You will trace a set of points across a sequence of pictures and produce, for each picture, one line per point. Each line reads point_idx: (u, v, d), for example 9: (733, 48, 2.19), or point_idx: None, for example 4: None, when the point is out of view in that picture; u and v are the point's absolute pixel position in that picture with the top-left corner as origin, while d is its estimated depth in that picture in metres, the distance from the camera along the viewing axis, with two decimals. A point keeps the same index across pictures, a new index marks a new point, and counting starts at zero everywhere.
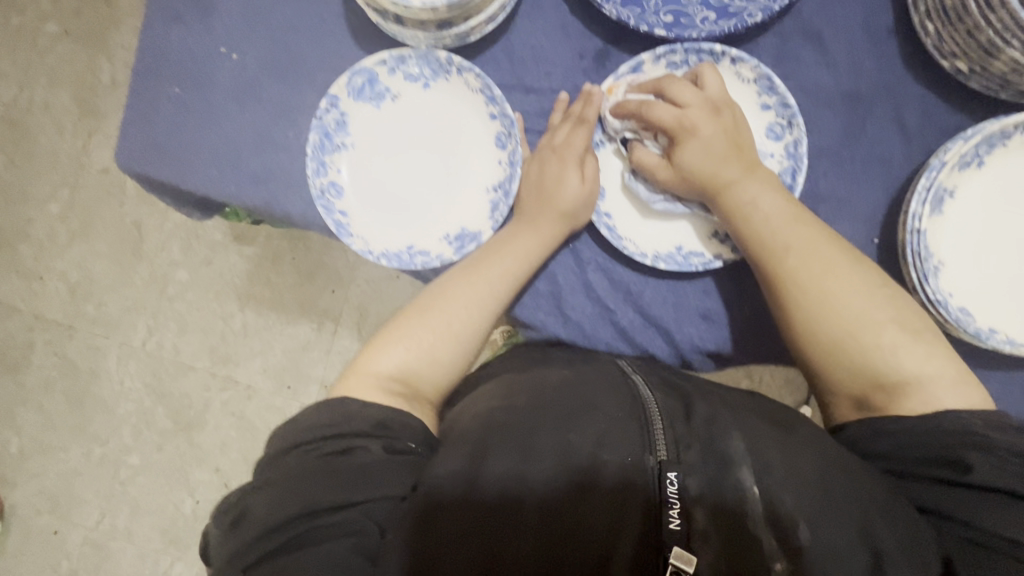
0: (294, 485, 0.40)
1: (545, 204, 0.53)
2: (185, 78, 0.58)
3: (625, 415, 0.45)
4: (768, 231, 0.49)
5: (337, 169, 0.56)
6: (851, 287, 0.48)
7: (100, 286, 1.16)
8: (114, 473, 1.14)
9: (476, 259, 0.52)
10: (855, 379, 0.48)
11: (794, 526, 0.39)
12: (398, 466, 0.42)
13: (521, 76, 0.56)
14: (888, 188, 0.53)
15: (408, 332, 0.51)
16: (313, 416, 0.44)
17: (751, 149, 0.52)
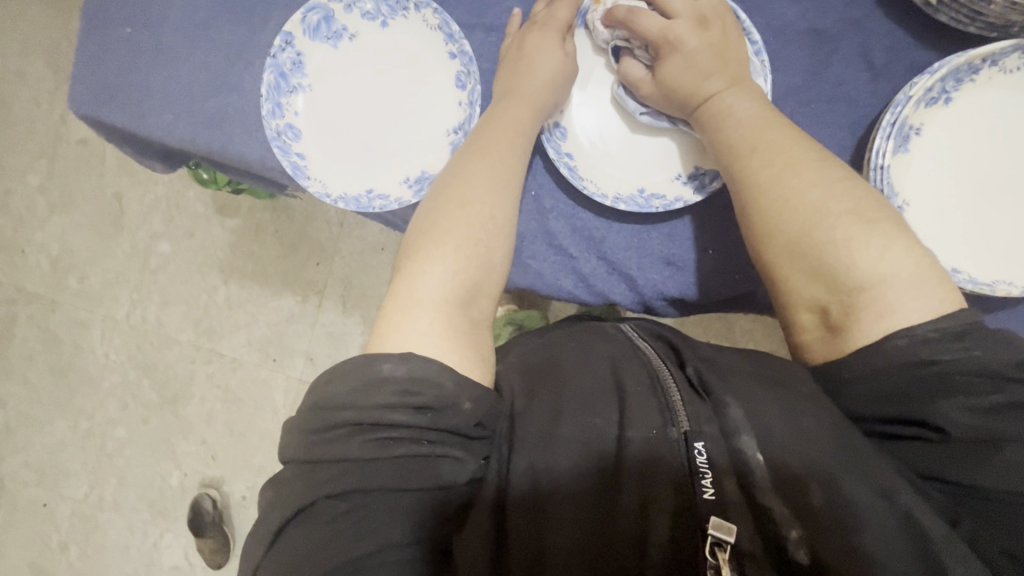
0: (373, 504, 0.38)
1: (524, 69, 0.51)
2: (135, 17, 0.56)
3: (642, 391, 0.45)
4: (792, 163, 0.46)
5: (294, 111, 0.55)
6: (831, 196, 0.45)
7: (80, 261, 1.43)
8: (102, 446, 1.44)
9: (471, 153, 0.49)
10: (814, 288, 0.45)
11: (805, 491, 0.39)
12: (456, 467, 0.41)
13: (480, 14, 0.54)
14: (855, 129, 0.52)
15: (434, 251, 0.45)
16: (397, 374, 0.40)
17: (739, 62, 0.50)
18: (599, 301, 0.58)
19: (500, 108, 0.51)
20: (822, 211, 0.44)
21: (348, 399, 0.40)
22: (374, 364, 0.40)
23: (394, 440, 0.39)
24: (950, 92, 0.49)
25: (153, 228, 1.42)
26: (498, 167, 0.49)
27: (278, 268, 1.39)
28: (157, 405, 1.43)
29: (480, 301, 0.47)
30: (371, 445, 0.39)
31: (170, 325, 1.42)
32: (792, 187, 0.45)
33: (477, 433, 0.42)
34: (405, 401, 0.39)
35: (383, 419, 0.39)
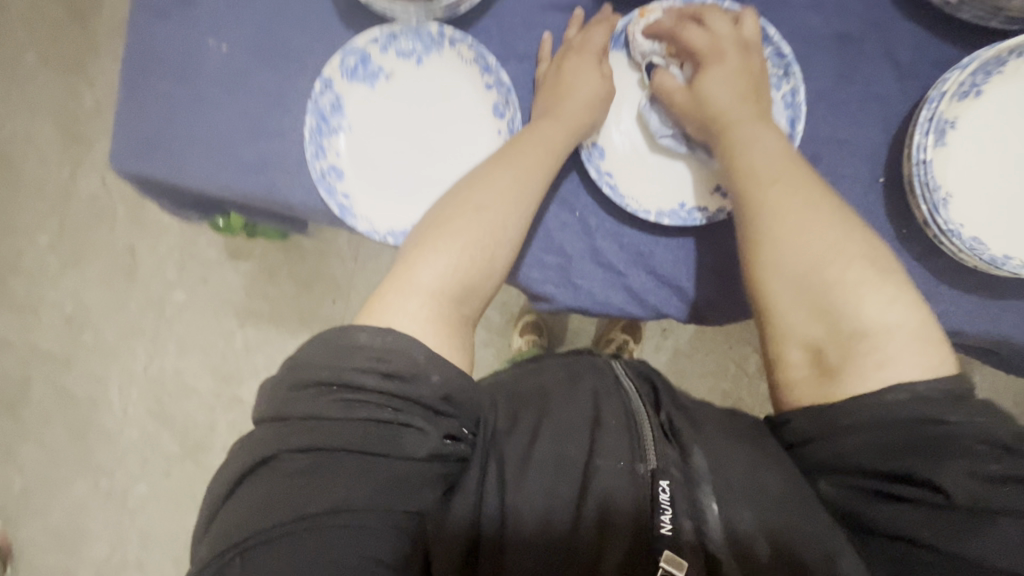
0: (332, 462, 0.39)
1: (563, 91, 0.52)
2: (174, 72, 0.57)
3: (619, 423, 0.49)
4: (779, 197, 0.48)
5: (336, 152, 0.56)
6: (824, 233, 0.47)
7: (93, 316, 1.42)
8: (123, 503, 1.41)
9: (472, 172, 0.52)
10: (818, 321, 0.47)
11: (751, 540, 0.43)
12: (419, 441, 0.41)
13: (513, 44, 0.55)
14: (888, 126, 0.54)
15: (429, 241, 0.49)
16: (373, 343, 0.43)
17: (767, 99, 0.52)
18: (651, 315, 0.58)
19: (536, 124, 0.52)
20: (821, 249, 0.47)
21: (325, 361, 0.42)
22: (355, 331, 0.43)
23: (361, 403, 0.41)
24: (980, 84, 0.50)
25: (167, 277, 1.41)
26: (473, 180, 0.51)
27: (294, 308, 1.39)
28: (179, 457, 1.41)
29: (469, 302, 0.49)
30: (341, 406, 0.41)
31: (188, 374, 1.41)
32: (779, 225, 0.48)
33: (445, 410, 0.43)
34: (374, 365, 0.42)
35: (352, 382, 0.41)
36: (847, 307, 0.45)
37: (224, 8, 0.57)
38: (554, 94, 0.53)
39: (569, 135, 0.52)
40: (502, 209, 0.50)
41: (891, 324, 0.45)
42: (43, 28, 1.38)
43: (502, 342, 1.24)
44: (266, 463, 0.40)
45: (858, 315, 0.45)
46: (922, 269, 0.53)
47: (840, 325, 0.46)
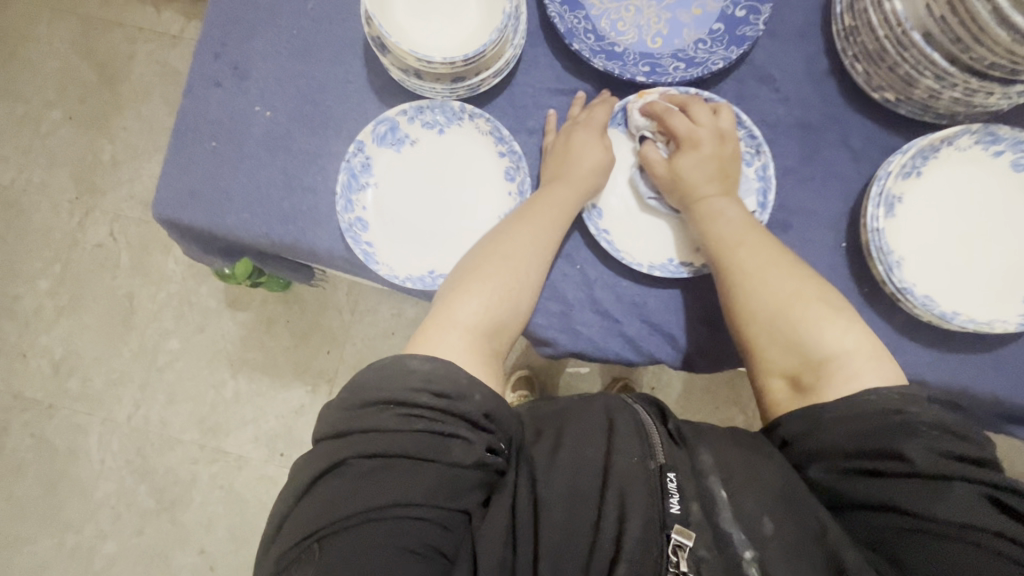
0: (393, 464, 0.45)
1: (569, 161, 0.60)
2: (221, 133, 0.65)
3: (632, 424, 0.52)
4: (747, 237, 0.57)
5: (363, 205, 0.62)
6: (796, 284, 0.55)
7: (84, 362, 1.41)
8: (90, 561, 1.35)
9: (505, 221, 0.59)
10: (789, 357, 0.54)
11: (760, 520, 0.46)
12: (464, 444, 0.47)
13: (524, 120, 0.64)
14: (847, 199, 0.62)
15: (467, 282, 0.56)
16: (423, 367, 0.49)
17: (735, 179, 0.61)
18: (645, 359, 0.63)
19: (549, 188, 0.59)
20: (792, 297, 0.54)
21: (384, 383, 0.48)
22: (403, 361, 0.49)
23: (416, 416, 0.47)
24: (921, 167, 0.59)
25: (164, 325, 1.42)
26: (502, 227, 0.59)
27: (289, 358, 1.40)
28: (155, 512, 1.36)
29: (501, 337, 0.56)
30: (399, 419, 0.46)
31: (174, 424, 1.39)
32: (753, 264, 0.56)
33: (486, 425, 0.48)
34: (426, 386, 0.48)
35: (410, 400, 0.47)
36: (821, 344, 0.52)
37: (272, 81, 0.65)
38: (563, 163, 0.60)
39: (578, 194, 0.59)
40: (526, 248, 0.57)
41: (869, 375, 0.51)
42: (72, 88, 1.46)
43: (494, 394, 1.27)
44: (335, 465, 0.45)
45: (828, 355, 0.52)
46: (882, 324, 0.60)
47: (809, 360, 0.53)
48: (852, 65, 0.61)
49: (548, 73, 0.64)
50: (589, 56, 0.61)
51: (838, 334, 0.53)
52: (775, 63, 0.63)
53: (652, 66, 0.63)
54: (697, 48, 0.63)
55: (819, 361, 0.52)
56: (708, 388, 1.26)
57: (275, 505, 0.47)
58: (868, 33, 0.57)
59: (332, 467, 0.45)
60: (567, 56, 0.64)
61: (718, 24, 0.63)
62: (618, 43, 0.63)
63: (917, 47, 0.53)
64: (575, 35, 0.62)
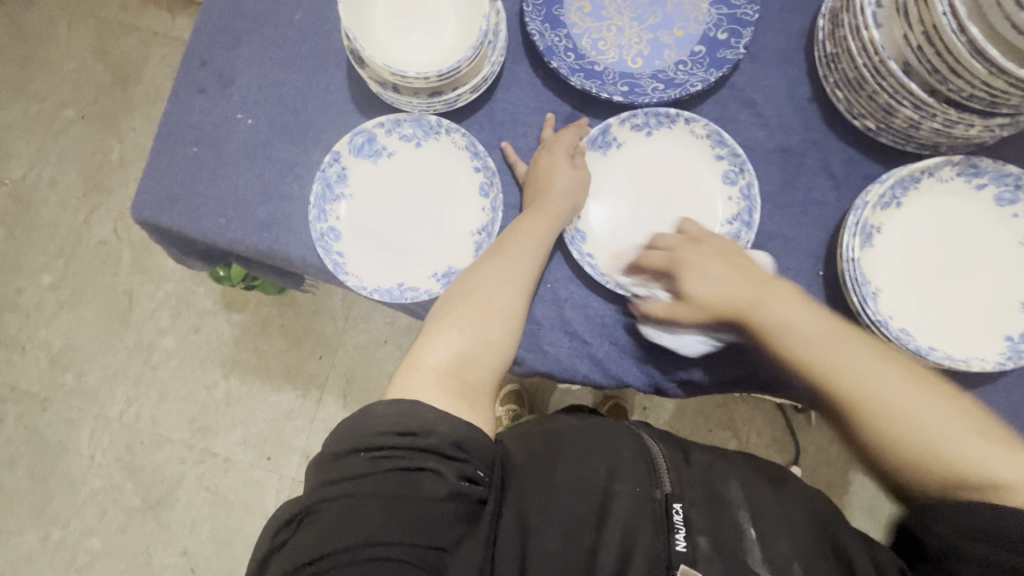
0: (361, 507, 0.43)
1: (541, 188, 0.59)
2: (202, 139, 0.65)
3: (635, 455, 0.53)
4: (866, 373, 0.49)
5: (336, 216, 0.62)
6: (882, 373, 0.49)
7: (79, 358, 1.43)
8: (74, 556, 1.36)
9: (490, 250, 0.58)
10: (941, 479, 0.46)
11: (789, 563, 0.47)
12: (436, 479, 0.45)
13: (501, 136, 0.64)
14: (826, 227, 0.61)
15: (451, 324, 0.54)
16: (384, 413, 0.48)
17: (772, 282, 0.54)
18: (612, 382, 0.62)
19: (522, 218, 0.59)
20: (876, 380, 0.49)
21: (351, 430, 0.47)
22: (366, 408, 0.48)
23: (385, 457, 0.45)
24: (900, 197, 0.58)
25: (160, 324, 1.43)
26: (487, 262, 0.57)
27: (281, 363, 1.40)
28: (140, 511, 1.37)
29: (480, 375, 0.54)
30: (367, 461, 0.45)
31: (164, 424, 1.40)
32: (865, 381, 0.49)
33: (458, 455, 0.47)
34: (392, 426, 0.47)
35: (374, 442, 0.46)
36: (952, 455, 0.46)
37: (255, 90, 0.66)
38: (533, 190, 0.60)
39: (552, 222, 0.58)
40: (509, 281, 0.56)
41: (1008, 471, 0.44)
42: (86, 88, 1.49)
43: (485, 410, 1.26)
44: (307, 510, 0.44)
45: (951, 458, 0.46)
46: None
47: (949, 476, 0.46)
48: (833, 91, 0.60)
49: (527, 90, 0.64)
50: (567, 75, 0.61)
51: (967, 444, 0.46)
52: (755, 87, 0.63)
53: (631, 87, 0.62)
54: (676, 70, 0.63)
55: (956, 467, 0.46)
56: (700, 411, 1.24)
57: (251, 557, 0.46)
58: (847, 60, 0.56)
59: (303, 512, 0.44)
60: (546, 74, 0.64)
61: (700, 46, 0.63)
62: (597, 62, 0.63)
63: (894, 77, 0.52)
64: (554, 53, 0.62)
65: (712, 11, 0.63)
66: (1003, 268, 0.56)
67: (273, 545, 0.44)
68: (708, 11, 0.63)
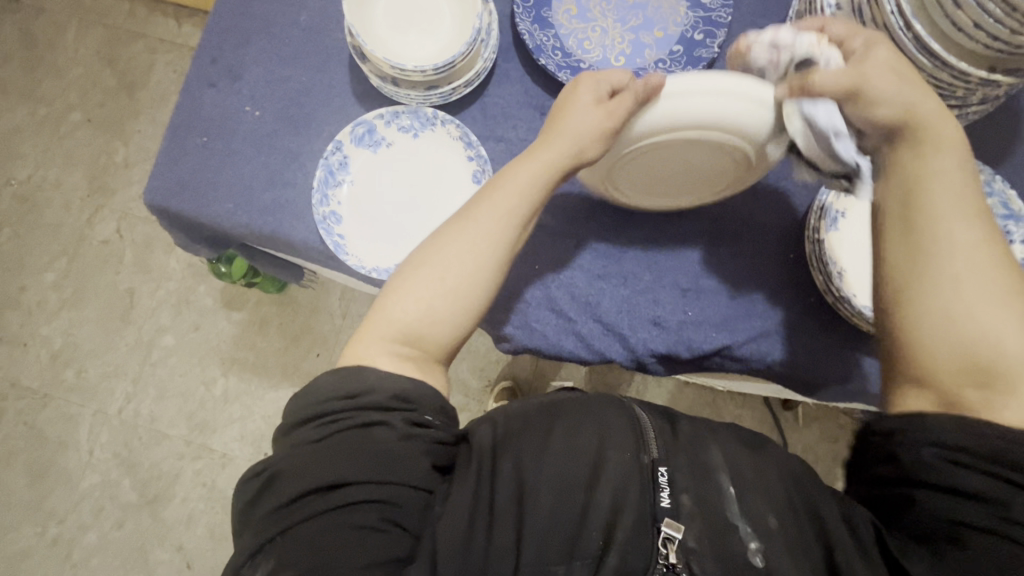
0: (318, 462, 0.47)
1: (550, 137, 0.57)
2: (212, 130, 0.70)
3: (624, 421, 0.54)
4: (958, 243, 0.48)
5: (338, 200, 0.66)
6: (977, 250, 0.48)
7: (79, 355, 1.45)
8: (70, 552, 1.37)
9: (466, 207, 0.59)
10: (953, 367, 0.47)
11: (765, 517, 0.49)
12: (386, 430, 0.49)
13: (493, 128, 0.68)
14: (796, 214, 0.65)
15: (412, 287, 0.56)
16: (327, 385, 0.51)
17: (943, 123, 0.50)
18: (596, 358, 0.65)
19: (508, 172, 0.58)
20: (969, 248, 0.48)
21: (303, 404, 0.51)
22: (313, 382, 0.52)
23: (336, 420, 0.50)
24: None
25: (161, 321, 1.46)
26: (453, 226, 0.58)
27: (279, 360, 1.43)
28: (137, 506, 1.38)
29: (430, 347, 0.56)
30: (318, 426, 0.50)
31: (162, 420, 1.42)
32: (965, 240, 0.48)
33: (402, 405, 0.50)
34: (341, 392, 0.51)
35: (322, 410, 0.50)
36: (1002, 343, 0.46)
37: (262, 85, 0.70)
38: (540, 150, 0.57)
39: (538, 174, 0.57)
40: (467, 245, 0.56)
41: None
42: (93, 93, 1.54)
43: (479, 406, 1.29)
44: (271, 474, 0.48)
45: (998, 344, 0.46)
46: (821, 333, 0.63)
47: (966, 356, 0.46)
48: None
49: (517, 86, 0.68)
50: (554, 71, 0.66)
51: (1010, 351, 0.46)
52: None
53: None
54: (656, 67, 0.67)
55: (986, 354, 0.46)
56: (688, 407, 1.27)
57: (234, 516, 0.51)
58: None
59: (268, 477, 0.48)
60: (535, 71, 0.68)
61: (677, 46, 0.67)
62: (583, 60, 0.68)
63: None
64: (542, 51, 0.67)
65: (689, 13, 0.68)
66: None
67: (249, 505, 0.49)
68: (685, 14, 0.68)
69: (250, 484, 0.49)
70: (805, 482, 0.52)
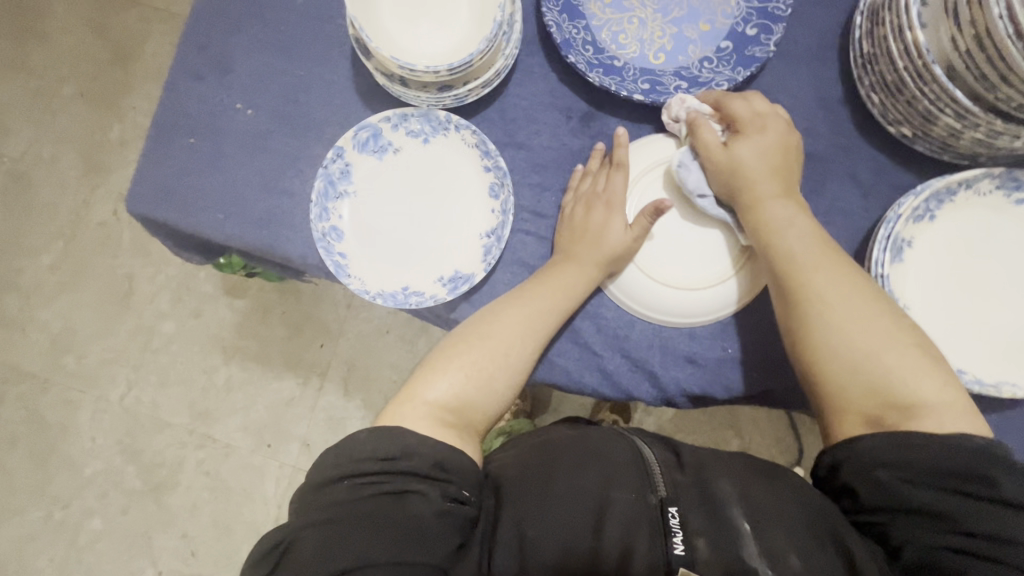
0: (344, 535, 0.41)
1: (588, 244, 0.56)
2: (199, 129, 0.62)
3: (629, 459, 0.50)
4: (821, 266, 0.52)
5: (339, 214, 0.59)
6: (851, 289, 0.51)
7: (78, 340, 1.41)
8: (75, 536, 1.36)
9: (514, 294, 0.56)
10: (867, 400, 0.48)
11: (787, 558, 0.44)
12: (422, 500, 0.43)
13: (513, 134, 0.60)
14: (852, 239, 0.58)
15: (459, 360, 0.53)
16: (364, 442, 0.46)
17: (790, 169, 0.55)
18: (622, 396, 0.59)
19: (556, 268, 0.56)
20: (841, 291, 0.51)
21: (333, 461, 0.46)
22: (348, 436, 0.47)
23: (369, 483, 0.44)
24: (934, 211, 0.54)
25: (161, 308, 1.41)
26: (505, 312, 0.55)
27: (282, 350, 1.39)
28: (140, 494, 1.37)
29: (478, 414, 0.53)
30: (350, 489, 0.44)
31: (164, 408, 1.39)
32: (830, 293, 0.51)
33: (440, 475, 0.45)
34: (375, 456, 0.45)
35: (356, 470, 0.45)
36: (890, 370, 0.48)
37: (255, 78, 0.63)
38: (580, 237, 0.57)
39: (589, 273, 0.56)
40: (522, 340, 0.54)
41: (927, 390, 0.47)
42: (85, 64, 1.45)
43: None
44: (284, 545, 0.41)
45: (885, 369, 0.48)
46: None
47: (872, 392, 0.48)
48: (867, 95, 0.56)
49: (541, 85, 0.60)
50: (585, 70, 0.57)
51: (908, 366, 0.48)
52: (783, 88, 0.59)
53: (652, 84, 0.59)
54: (701, 67, 0.59)
55: (878, 386, 0.48)
56: (704, 411, 1.22)
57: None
58: (886, 62, 0.53)
59: (282, 550, 0.41)
60: (563, 68, 0.60)
61: (727, 42, 0.59)
62: (617, 57, 0.59)
63: (937, 84, 0.49)
64: (572, 46, 0.58)
65: (742, 4, 0.59)
66: None
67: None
68: (736, 4, 0.59)
69: (255, 557, 0.42)
70: (830, 514, 0.46)
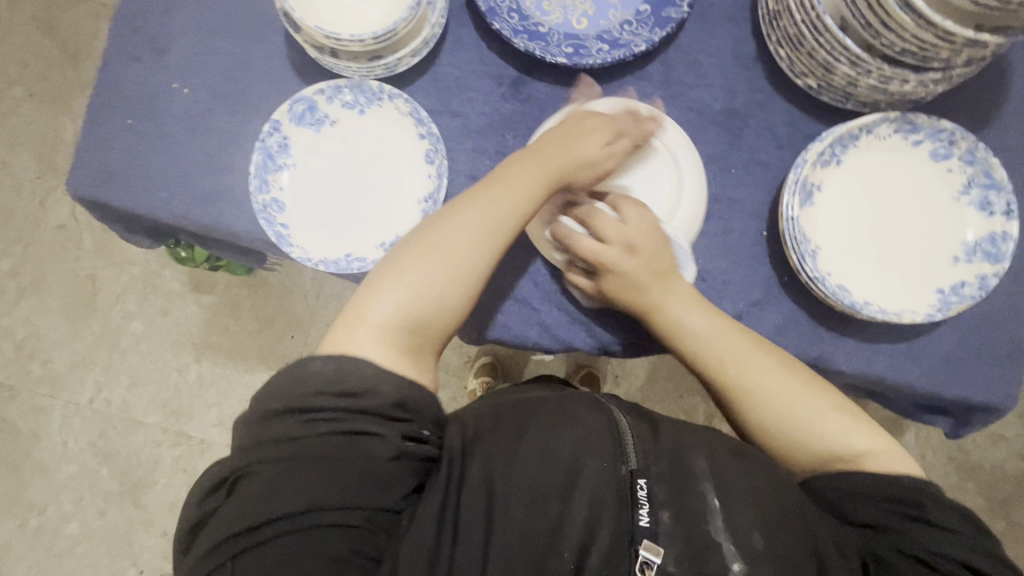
0: (294, 475, 0.43)
1: (537, 158, 0.57)
2: (138, 110, 0.63)
3: (601, 428, 0.51)
4: (730, 353, 0.56)
5: (280, 186, 0.61)
6: (782, 381, 0.55)
7: (43, 346, 1.40)
8: (53, 542, 1.36)
9: (456, 207, 0.55)
10: (809, 458, 0.55)
11: (750, 534, 0.47)
12: (377, 442, 0.45)
13: (447, 102, 0.62)
14: (770, 189, 0.62)
15: (399, 280, 0.53)
16: (321, 373, 0.47)
17: (671, 268, 0.58)
18: (562, 347, 0.62)
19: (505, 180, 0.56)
20: (775, 388, 0.55)
21: (281, 396, 0.46)
22: (296, 367, 0.47)
23: (323, 419, 0.45)
24: (840, 155, 0.58)
25: (127, 308, 1.40)
26: (451, 224, 0.54)
27: (253, 343, 1.39)
28: (117, 495, 1.36)
29: (425, 335, 0.53)
30: (303, 426, 0.45)
31: (137, 408, 1.38)
32: (756, 384, 0.56)
33: (401, 415, 0.47)
34: (329, 388, 0.46)
35: (310, 403, 0.45)
36: (823, 436, 0.54)
37: (192, 57, 0.64)
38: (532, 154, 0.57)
39: (535, 187, 0.56)
40: (469, 251, 0.53)
41: (863, 442, 0.53)
42: (33, 64, 1.42)
43: (459, 384, 1.23)
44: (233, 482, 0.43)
45: (821, 438, 0.54)
46: (798, 313, 0.60)
47: (815, 452, 0.54)
48: (776, 50, 0.60)
49: (471, 54, 0.62)
50: (510, 36, 0.60)
51: (831, 421, 0.54)
52: (701, 47, 0.63)
53: (576, 48, 0.61)
54: (622, 30, 0.61)
55: (815, 445, 0.54)
56: (671, 377, 1.25)
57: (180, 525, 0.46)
58: (788, 17, 0.56)
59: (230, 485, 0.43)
60: (491, 37, 0.63)
61: (645, 5, 0.62)
62: (542, 23, 0.62)
63: (831, 34, 0.52)
64: (497, 14, 0.61)
65: None
66: (935, 224, 0.58)
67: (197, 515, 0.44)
68: None
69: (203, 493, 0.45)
70: (794, 493, 0.50)
